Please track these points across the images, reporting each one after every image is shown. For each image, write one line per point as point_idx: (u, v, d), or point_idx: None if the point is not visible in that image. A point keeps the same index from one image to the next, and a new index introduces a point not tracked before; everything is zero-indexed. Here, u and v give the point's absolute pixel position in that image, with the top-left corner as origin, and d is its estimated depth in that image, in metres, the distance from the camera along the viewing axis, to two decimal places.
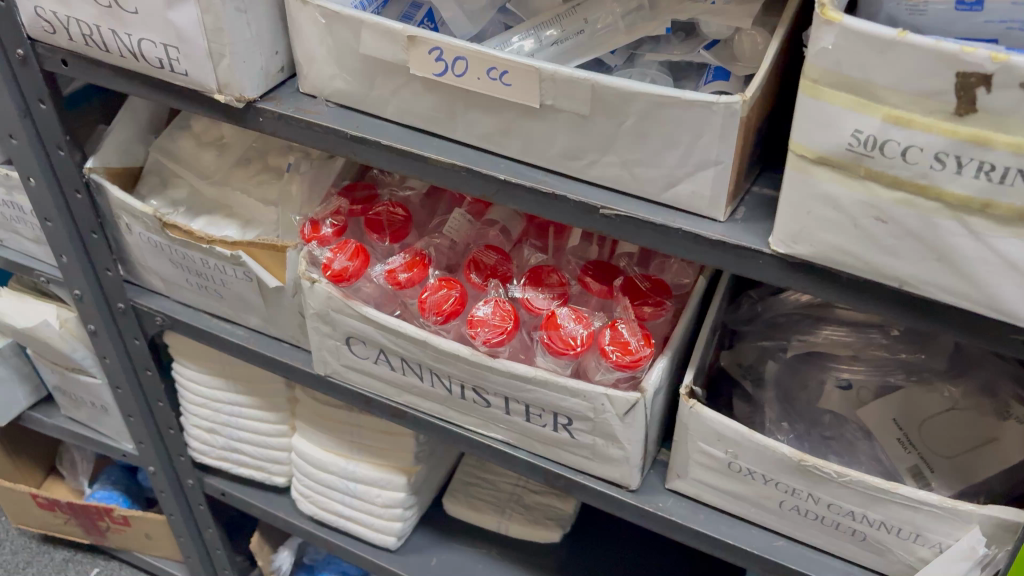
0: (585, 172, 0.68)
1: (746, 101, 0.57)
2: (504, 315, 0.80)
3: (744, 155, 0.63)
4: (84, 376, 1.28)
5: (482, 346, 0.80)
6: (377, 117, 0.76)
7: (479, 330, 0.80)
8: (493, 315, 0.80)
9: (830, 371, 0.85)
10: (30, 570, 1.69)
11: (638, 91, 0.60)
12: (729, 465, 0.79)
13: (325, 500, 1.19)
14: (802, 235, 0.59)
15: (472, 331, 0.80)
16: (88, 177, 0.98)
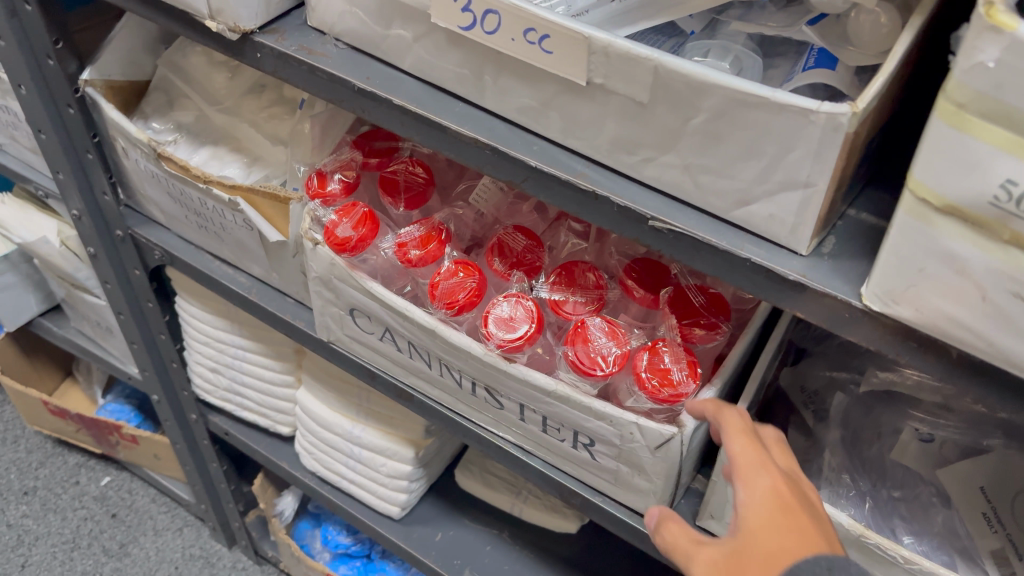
0: (638, 170, 0.54)
1: (857, 113, 0.42)
2: (524, 316, 0.68)
3: (844, 176, 0.48)
4: (88, 295, 1.19)
5: (497, 349, 0.68)
6: (394, 67, 0.63)
7: (495, 330, 0.68)
8: (511, 315, 0.68)
9: (908, 422, 0.72)
10: (42, 471, 1.67)
11: (713, 82, 0.45)
12: None
13: (329, 459, 1.10)
14: (907, 295, 0.45)
15: (487, 330, 0.68)
16: (82, 92, 0.87)
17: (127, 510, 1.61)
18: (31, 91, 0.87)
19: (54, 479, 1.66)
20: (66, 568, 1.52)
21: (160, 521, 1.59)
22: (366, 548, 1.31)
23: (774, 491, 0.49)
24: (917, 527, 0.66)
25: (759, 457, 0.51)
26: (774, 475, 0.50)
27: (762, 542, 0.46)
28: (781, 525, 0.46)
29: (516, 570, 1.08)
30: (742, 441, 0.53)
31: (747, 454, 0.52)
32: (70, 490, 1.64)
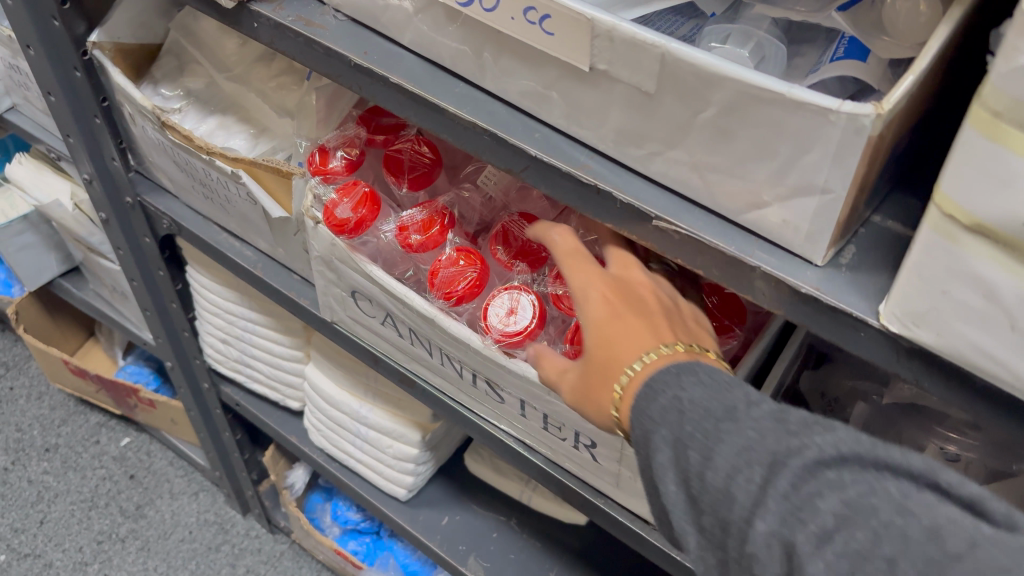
0: (644, 164, 0.50)
1: (882, 115, 0.38)
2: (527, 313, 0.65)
3: (868, 181, 0.44)
4: (103, 259, 1.18)
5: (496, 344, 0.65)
6: (394, 42, 0.59)
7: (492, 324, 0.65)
8: (511, 308, 0.65)
9: (932, 439, 0.67)
10: (64, 429, 1.68)
11: (723, 74, 0.41)
12: None
13: (337, 437, 1.09)
14: (928, 318, 0.41)
15: (485, 324, 0.65)
16: (90, 55, 0.84)
17: (145, 472, 1.62)
18: (40, 52, 0.83)
19: (75, 437, 1.67)
20: (83, 526, 1.53)
21: (176, 485, 1.60)
22: (375, 525, 1.30)
23: (611, 302, 0.54)
24: None
25: (594, 271, 0.56)
26: (606, 286, 0.55)
27: (611, 354, 0.52)
28: (625, 333, 0.52)
29: (522, 560, 1.06)
30: (574, 258, 0.57)
31: (581, 272, 0.56)
32: (90, 449, 1.65)
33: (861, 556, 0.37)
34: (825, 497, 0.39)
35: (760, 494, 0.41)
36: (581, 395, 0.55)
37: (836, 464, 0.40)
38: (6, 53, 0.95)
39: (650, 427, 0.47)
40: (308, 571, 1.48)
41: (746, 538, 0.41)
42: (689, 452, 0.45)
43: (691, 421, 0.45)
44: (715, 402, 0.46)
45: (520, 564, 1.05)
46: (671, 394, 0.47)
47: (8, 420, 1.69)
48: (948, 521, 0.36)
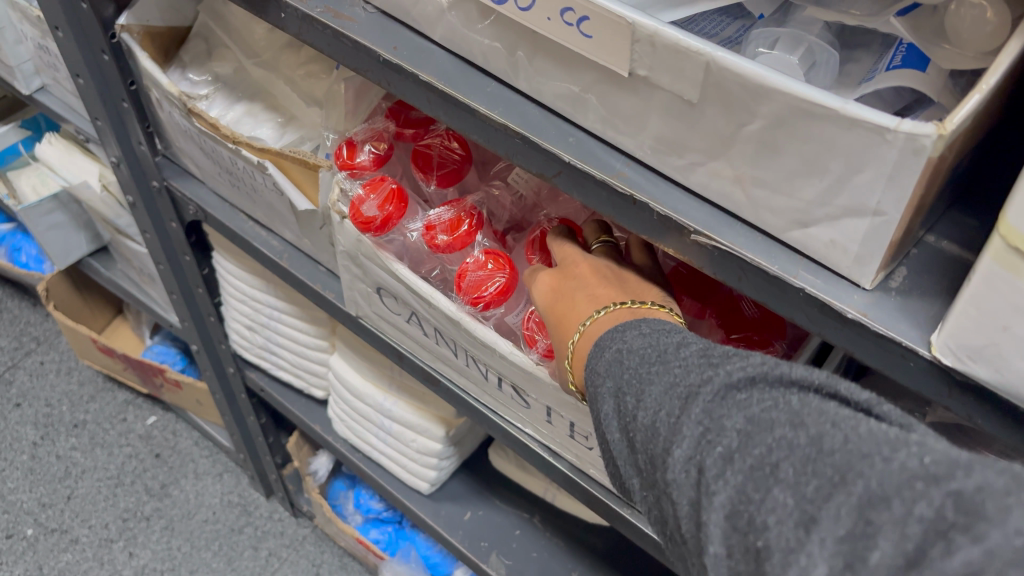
0: (684, 175, 0.47)
1: (945, 136, 0.35)
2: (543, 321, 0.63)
3: (924, 203, 0.41)
4: (130, 241, 1.17)
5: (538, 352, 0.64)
6: (424, 37, 0.57)
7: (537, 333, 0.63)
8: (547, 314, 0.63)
9: None
10: (92, 405, 1.69)
11: (772, 85, 0.38)
12: None
13: (359, 429, 1.07)
14: (987, 355, 0.38)
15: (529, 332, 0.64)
16: (118, 38, 0.83)
17: (170, 451, 1.62)
18: (68, 34, 0.81)
19: (103, 414, 1.68)
20: (109, 503, 1.54)
21: (201, 465, 1.60)
22: (397, 515, 1.29)
23: (553, 288, 0.58)
24: None
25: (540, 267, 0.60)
26: (549, 276, 0.58)
27: (564, 330, 0.55)
28: (567, 314, 0.55)
29: (544, 558, 1.04)
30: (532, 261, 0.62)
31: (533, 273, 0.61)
32: (116, 426, 1.66)
33: (758, 471, 0.33)
34: (731, 415, 0.36)
35: (675, 423, 0.38)
36: (561, 373, 0.58)
37: (748, 387, 0.37)
38: (35, 34, 0.93)
39: (598, 383, 0.46)
40: (330, 556, 1.48)
41: (665, 469, 0.38)
42: (625, 399, 0.43)
43: (629, 368, 0.44)
44: (651, 348, 0.44)
45: (541, 564, 1.03)
46: (616, 348, 0.46)
47: (38, 395, 1.71)
48: (831, 423, 0.33)
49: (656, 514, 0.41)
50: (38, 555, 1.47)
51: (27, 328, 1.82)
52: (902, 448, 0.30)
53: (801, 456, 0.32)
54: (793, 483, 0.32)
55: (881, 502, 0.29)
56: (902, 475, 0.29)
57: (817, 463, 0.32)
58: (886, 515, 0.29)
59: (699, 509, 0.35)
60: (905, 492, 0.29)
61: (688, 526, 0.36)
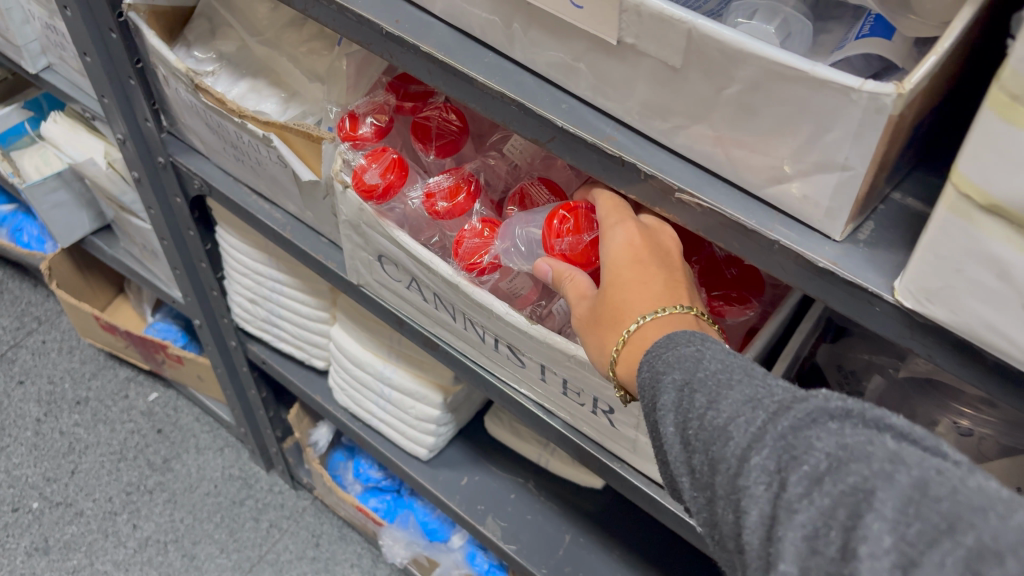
0: (669, 138, 0.51)
1: (904, 95, 0.39)
2: (565, 220, 0.62)
3: (888, 160, 0.44)
4: (134, 218, 1.20)
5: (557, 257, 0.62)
6: (425, 11, 0.60)
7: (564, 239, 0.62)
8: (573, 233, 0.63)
9: (947, 414, 0.68)
10: (94, 383, 1.72)
11: (749, 50, 0.42)
12: None
13: (360, 397, 1.11)
14: (942, 295, 0.42)
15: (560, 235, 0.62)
16: (126, 17, 0.85)
17: (172, 427, 1.66)
18: (76, 14, 0.84)
19: (105, 391, 1.71)
20: (112, 477, 1.58)
21: (202, 440, 1.63)
22: (396, 484, 1.32)
23: (635, 251, 0.55)
24: None
25: (618, 218, 0.57)
26: (636, 231, 0.56)
27: (622, 301, 0.53)
28: (636, 286, 0.53)
29: (538, 521, 1.08)
30: (605, 210, 0.59)
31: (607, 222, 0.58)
32: (119, 403, 1.69)
33: (851, 497, 0.33)
34: (822, 438, 0.35)
35: (756, 434, 0.38)
36: (589, 333, 0.56)
37: (841, 419, 0.36)
38: (43, 13, 0.96)
39: (661, 373, 0.46)
40: (329, 527, 1.52)
41: (738, 474, 0.37)
42: (694, 396, 0.42)
43: (707, 370, 0.43)
44: (735, 360, 0.43)
45: (536, 526, 1.07)
46: (693, 347, 0.45)
47: (40, 373, 1.74)
48: (938, 472, 0.32)
49: (705, 513, 0.41)
50: (44, 528, 1.51)
51: (28, 308, 1.85)
52: (1018, 509, 0.29)
53: (902, 494, 0.31)
54: (891, 519, 0.31)
55: (991, 557, 0.28)
56: (1020, 534, 0.28)
57: (922, 508, 0.31)
58: (997, 570, 0.28)
59: (773, 524, 0.35)
60: (1021, 550, 0.28)
61: (753, 539, 0.36)
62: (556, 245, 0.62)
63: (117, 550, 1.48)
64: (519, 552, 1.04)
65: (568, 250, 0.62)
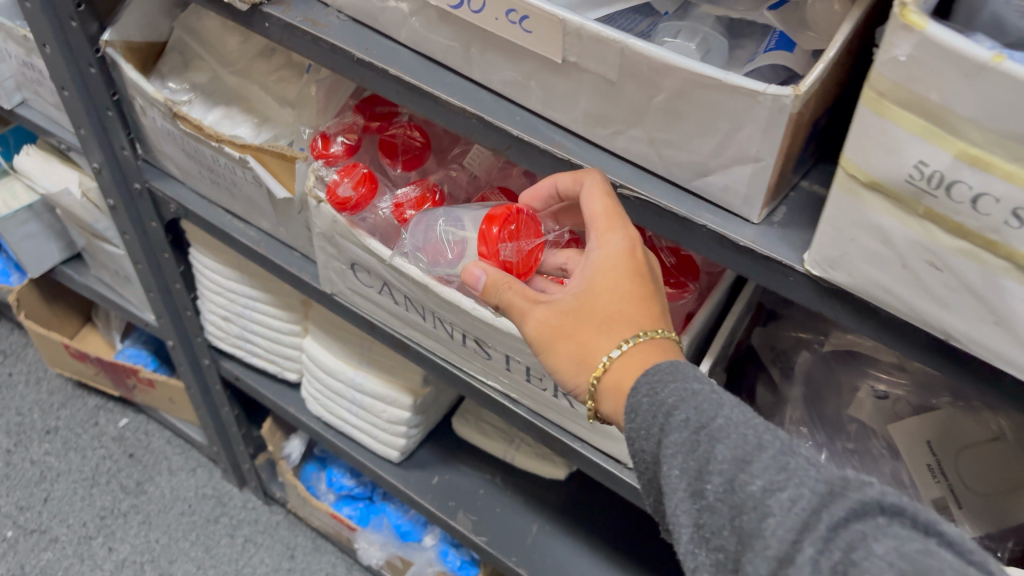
0: (610, 142, 0.59)
1: (799, 96, 0.47)
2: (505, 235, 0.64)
3: (793, 153, 0.53)
4: (107, 245, 1.25)
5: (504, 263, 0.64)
6: (391, 39, 0.67)
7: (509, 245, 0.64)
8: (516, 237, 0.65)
9: (866, 380, 0.78)
10: (64, 412, 1.75)
11: (672, 65, 0.50)
12: None
13: (333, 405, 1.17)
14: (841, 262, 0.50)
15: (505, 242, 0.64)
16: (103, 52, 0.91)
17: (143, 451, 1.69)
18: (56, 50, 0.90)
19: (74, 419, 1.74)
20: (86, 503, 1.61)
21: (174, 462, 1.67)
22: (368, 491, 1.38)
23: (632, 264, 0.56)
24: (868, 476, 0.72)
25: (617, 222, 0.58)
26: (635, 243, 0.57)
27: (622, 313, 0.55)
28: (634, 300, 0.55)
29: (507, 513, 1.15)
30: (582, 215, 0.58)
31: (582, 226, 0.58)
32: (90, 430, 1.72)
33: None
34: (878, 543, 0.37)
35: (809, 518, 0.40)
36: (563, 336, 0.57)
37: (891, 513, 0.39)
38: (20, 52, 1.02)
39: (674, 417, 0.48)
40: (303, 539, 1.56)
41: (784, 559, 0.40)
42: (714, 447, 0.45)
43: (728, 424, 0.45)
44: (757, 420, 0.45)
45: (505, 518, 1.14)
46: (707, 390, 0.48)
47: (8, 405, 1.76)
48: None
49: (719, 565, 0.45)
50: (19, 555, 1.53)
51: None
52: None
53: None
54: None
55: None
56: None
57: None
58: None
59: None
60: None
61: None
62: (500, 254, 0.64)
63: (94, 572, 1.51)
64: (490, 542, 1.11)
65: (512, 257, 0.64)
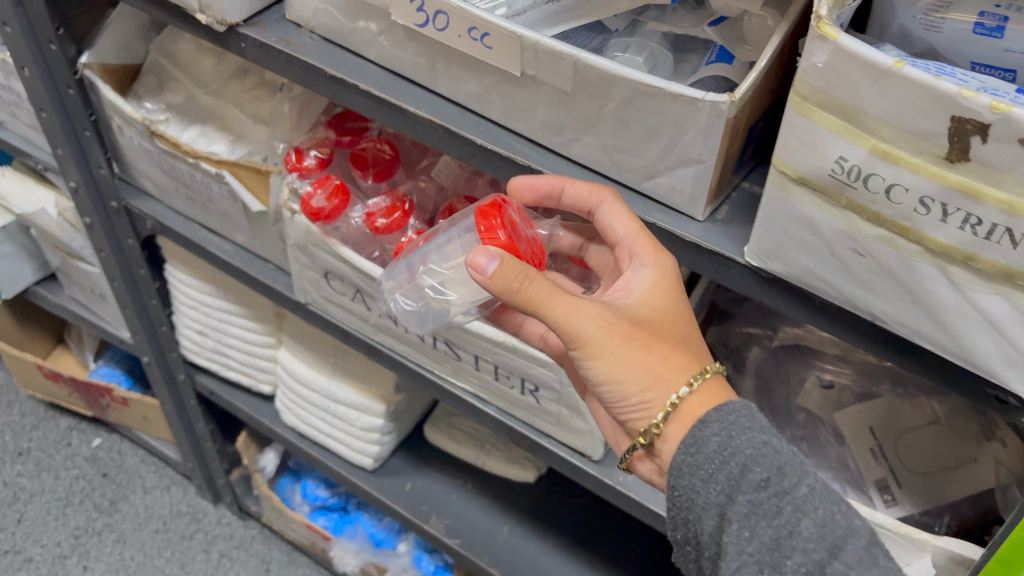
0: (566, 149, 0.63)
1: (734, 102, 0.52)
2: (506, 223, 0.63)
3: (732, 155, 0.58)
4: (83, 264, 1.28)
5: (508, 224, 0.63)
6: (361, 57, 0.72)
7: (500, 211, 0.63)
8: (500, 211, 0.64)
9: (812, 371, 0.87)
10: (36, 433, 1.75)
11: (620, 76, 0.55)
12: None
13: (307, 415, 1.20)
14: (776, 253, 0.55)
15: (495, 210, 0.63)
16: (81, 74, 0.94)
17: (117, 470, 1.70)
18: (35, 72, 0.93)
19: (47, 441, 1.74)
20: (60, 523, 1.60)
21: (148, 480, 1.68)
22: (342, 501, 1.41)
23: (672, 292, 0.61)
24: (816, 461, 0.81)
25: None
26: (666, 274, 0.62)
27: (683, 336, 0.58)
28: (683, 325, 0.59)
29: (479, 516, 1.18)
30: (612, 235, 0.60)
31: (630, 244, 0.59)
32: (62, 451, 1.72)
33: None
34: None
35: None
36: (633, 344, 0.55)
37: None
38: None
39: (753, 474, 0.51)
40: (278, 552, 1.58)
41: None
42: (802, 521, 0.49)
43: (820, 505, 0.50)
44: (842, 504, 0.50)
45: (477, 521, 1.18)
46: (792, 454, 0.52)
47: None
48: None
49: None
50: None
51: None
52: None
53: None
54: None
55: None
56: None
57: None
58: None
59: None
60: None
61: None
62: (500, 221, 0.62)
63: None
64: (463, 544, 1.14)
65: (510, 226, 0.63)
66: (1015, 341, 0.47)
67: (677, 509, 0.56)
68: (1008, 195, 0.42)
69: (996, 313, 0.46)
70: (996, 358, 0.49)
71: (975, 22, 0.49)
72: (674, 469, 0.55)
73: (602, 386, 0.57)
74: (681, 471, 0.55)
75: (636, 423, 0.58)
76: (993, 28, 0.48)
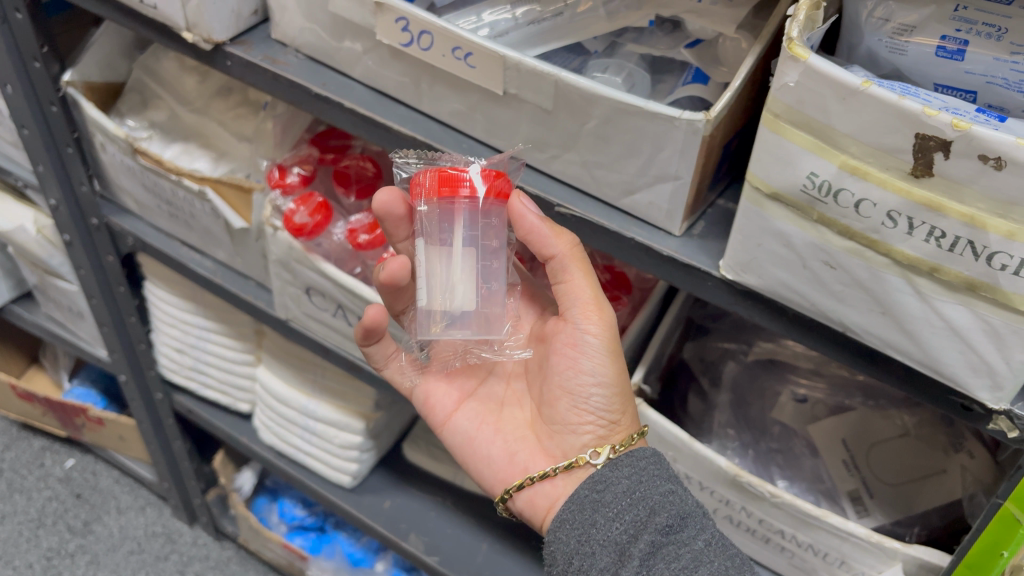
0: (547, 165, 0.65)
1: (709, 120, 0.54)
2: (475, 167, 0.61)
3: (706, 172, 0.60)
4: (61, 282, 1.27)
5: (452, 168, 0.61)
6: (346, 75, 0.73)
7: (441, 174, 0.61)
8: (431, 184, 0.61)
9: (787, 384, 0.88)
10: (8, 454, 1.71)
11: (600, 94, 0.57)
12: (704, 490, 0.78)
13: (285, 433, 1.19)
14: (750, 265, 0.57)
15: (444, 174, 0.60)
16: (64, 91, 0.94)
17: (91, 491, 1.67)
18: (18, 90, 0.93)
19: (19, 461, 1.71)
20: (32, 544, 1.57)
21: (123, 501, 1.66)
22: (319, 521, 1.40)
23: None
24: (790, 473, 0.83)
25: None
26: None
27: None
28: None
29: (458, 534, 1.19)
30: None
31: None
32: (35, 472, 1.69)
33: None
34: None
35: None
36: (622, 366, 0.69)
37: None
38: None
39: (658, 519, 0.61)
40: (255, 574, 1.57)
41: None
42: (700, 568, 0.58)
43: (714, 558, 0.59)
44: (730, 560, 0.60)
45: (456, 537, 1.18)
46: (692, 513, 0.62)
47: None
48: None
49: None
50: None
51: None
52: None
53: None
54: None
55: None
56: None
57: None
58: None
59: None
60: None
61: None
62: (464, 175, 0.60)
63: None
64: (442, 562, 1.14)
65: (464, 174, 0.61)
66: (979, 349, 0.49)
67: (562, 545, 0.63)
68: (970, 209, 0.44)
69: (961, 323, 0.49)
70: (962, 367, 0.51)
71: (938, 45, 0.51)
72: (577, 503, 0.63)
73: (593, 385, 0.67)
74: (584, 507, 0.63)
75: (591, 439, 0.68)
76: (954, 51, 0.51)
